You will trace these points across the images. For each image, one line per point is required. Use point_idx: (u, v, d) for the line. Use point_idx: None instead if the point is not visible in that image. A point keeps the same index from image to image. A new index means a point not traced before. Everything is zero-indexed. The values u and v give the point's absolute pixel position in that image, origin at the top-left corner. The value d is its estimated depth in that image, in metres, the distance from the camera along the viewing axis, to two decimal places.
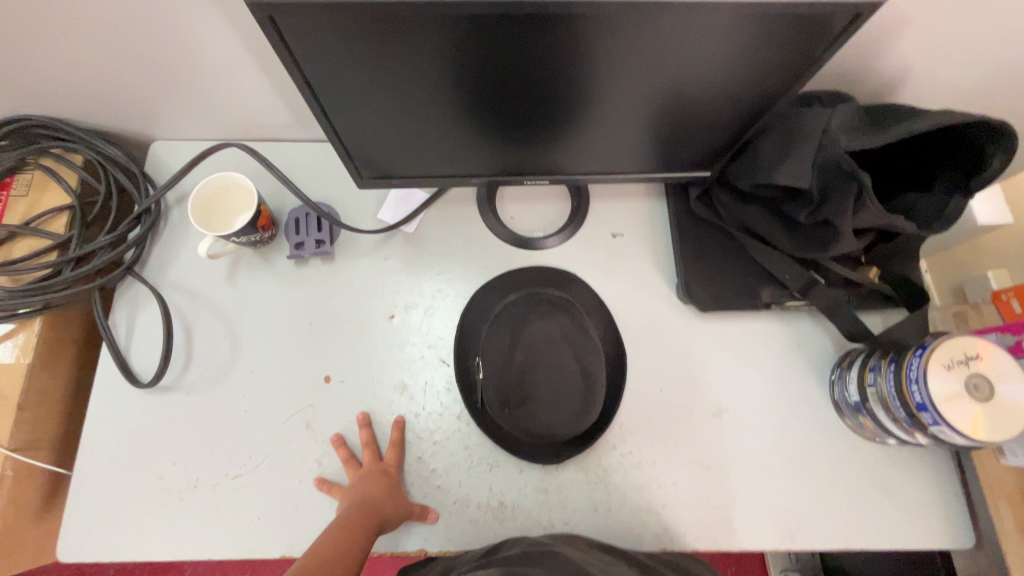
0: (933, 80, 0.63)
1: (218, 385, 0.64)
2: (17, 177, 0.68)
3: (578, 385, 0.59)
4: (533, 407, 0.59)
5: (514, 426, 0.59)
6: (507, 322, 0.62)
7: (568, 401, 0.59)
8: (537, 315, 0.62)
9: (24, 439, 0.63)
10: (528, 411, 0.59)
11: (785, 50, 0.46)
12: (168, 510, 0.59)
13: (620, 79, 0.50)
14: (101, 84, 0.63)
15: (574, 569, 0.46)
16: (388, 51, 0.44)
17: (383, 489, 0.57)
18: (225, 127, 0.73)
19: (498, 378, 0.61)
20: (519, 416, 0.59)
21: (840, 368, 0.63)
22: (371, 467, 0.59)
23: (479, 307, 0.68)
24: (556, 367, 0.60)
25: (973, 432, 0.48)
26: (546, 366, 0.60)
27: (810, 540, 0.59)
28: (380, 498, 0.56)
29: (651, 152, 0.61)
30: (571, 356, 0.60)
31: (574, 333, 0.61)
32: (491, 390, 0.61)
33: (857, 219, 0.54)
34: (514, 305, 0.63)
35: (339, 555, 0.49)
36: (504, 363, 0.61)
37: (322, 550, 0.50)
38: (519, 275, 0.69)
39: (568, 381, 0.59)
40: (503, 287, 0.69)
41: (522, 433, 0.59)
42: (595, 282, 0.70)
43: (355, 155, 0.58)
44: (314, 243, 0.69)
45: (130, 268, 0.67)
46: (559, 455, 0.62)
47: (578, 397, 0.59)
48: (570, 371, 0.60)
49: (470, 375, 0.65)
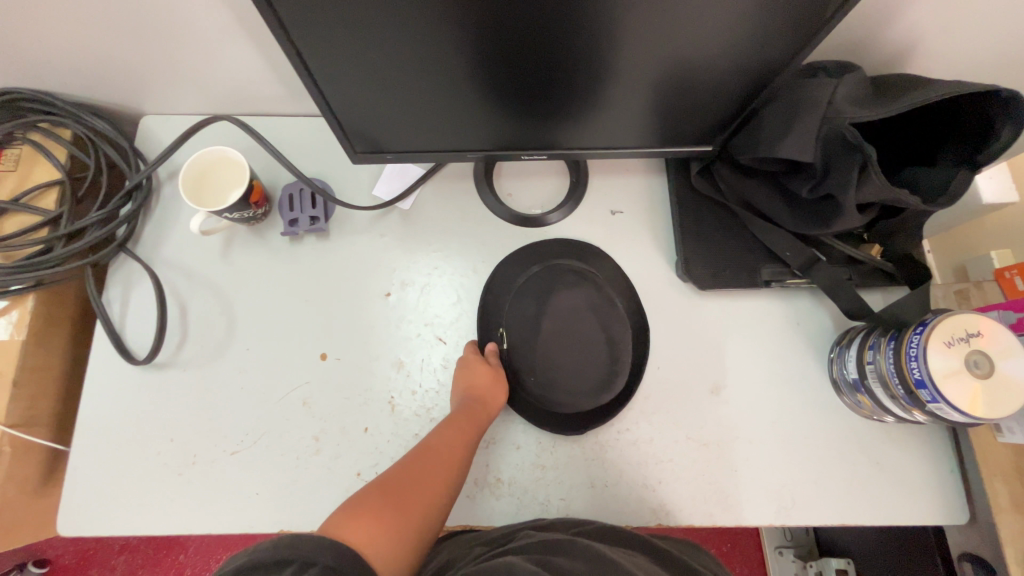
0: (941, 51, 0.61)
1: (214, 363, 0.64)
2: (5, 153, 0.66)
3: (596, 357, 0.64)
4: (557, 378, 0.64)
5: (535, 395, 0.64)
6: (532, 294, 0.66)
7: (592, 369, 0.64)
8: (564, 285, 0.67)
9: (21, 415, 0.63)
10: (547, 384, 0.64)
11: (791, 14, 0.44)
12: (168, 485, 0.59)
13: (621, 48, 0.48)
14: (85, 55, 0.61)
15: (595, 553, 0.46)
16: (381, 15, 0.42)
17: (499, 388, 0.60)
18: (216, 101, 0.72)
19: (523, 344, 0.65)
20: (540, 385, 0.64)
21: (840, 345, 0.63)
22: (482, 367, 0.61)
23: (502, 280, 0.67)
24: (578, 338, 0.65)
25: (971, 408, 0.48)
26: (571, 334, 0.65)
27: (805, 515, 0.60)
28: (483, 398, 0.59)
29: (652, 124, 0.60)
30: (596, 325, 0.65)
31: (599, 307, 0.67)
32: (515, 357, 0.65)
33: (861, 193, 0.53)
34: (538, 275, 0.67)
35: (439, 459, 0.53)
36: (530, 331, 0.65)
37: (426, 452, 0.54)
38: (535, 249, 0.69)
39: (594, 349, 0.64)
40: (522, 260, 0.68)
41: (540, 402, 0.63)
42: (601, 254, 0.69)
43: (348, 127, 0.57)
44: (308, 220, 0.68)
45: (123, 245, 0.66)
46: (581, 426, 0.62)
47: (603, 365, 0.64)
48: (595, 340, 0.65)
49: (490, 344, 0.66)
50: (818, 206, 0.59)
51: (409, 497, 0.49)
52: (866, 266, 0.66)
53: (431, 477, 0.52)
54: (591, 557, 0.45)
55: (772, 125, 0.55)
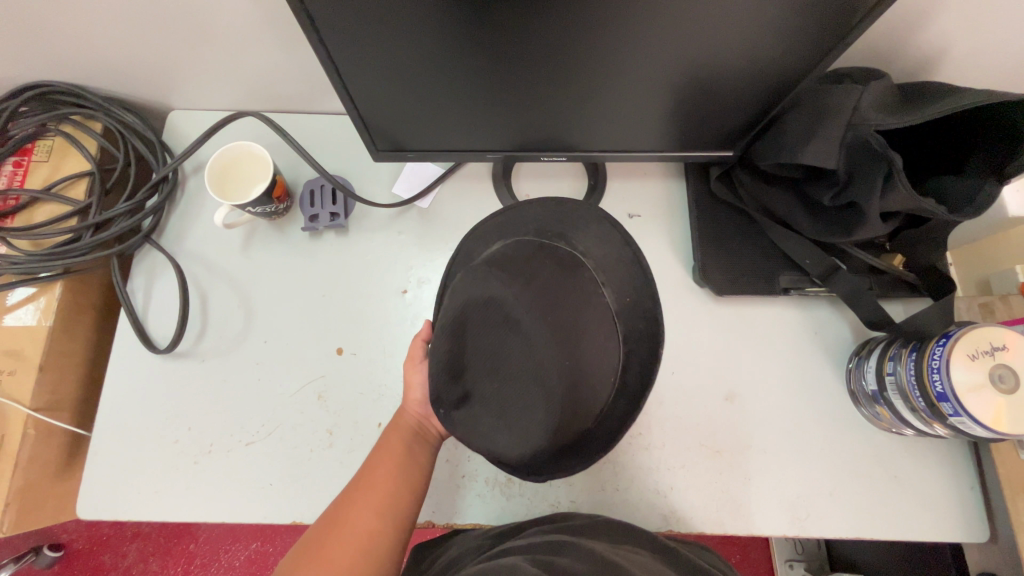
0: (970, 60, 0.60)
1: (232, 354, 0.65)
2: (38, 143, 0.68)
3: (541, 383, 0.46)
4: (508, 417, 0.46)
5: (489, 447, 0.46)
6: (484, 298, 0.48)
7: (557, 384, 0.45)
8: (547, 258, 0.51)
9: (45, 399, 0.64)
10: (500, 429, 0.46)
11: (818, 18, 0.44)
12: (183, 473, 0.60)
13: (644, 51, 0.48)
14: (117, 50, 0.63)
15: (601, 557, 0.44)
16: (407, 14, 0.43)
17: (418, 389, 0.58)
18: (243, 97, 0.73)
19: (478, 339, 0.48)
20: (489, 433, 0.46)
21: (859, 355, 0.62)
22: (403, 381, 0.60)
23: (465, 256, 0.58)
24: (523, 356, 0.46)
25: (995, 423, 0.47)
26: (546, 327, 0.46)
27: (819, 527, 0.59)
28: (403, 415, 0.58)
29: (672, 128, 0.59)
30: (575, 320, 0.48)
31: (555, 285, 0.49)
32: (449, 400, 0.47)
33: (885, 201, 0.52)
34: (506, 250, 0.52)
35: (378, 483, 0.52)
36: (491, 320, 0.48)
37: (364, 479, 0.53)
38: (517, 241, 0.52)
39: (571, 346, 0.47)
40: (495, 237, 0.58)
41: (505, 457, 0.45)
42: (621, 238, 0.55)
43: (372, 126, 0.57)
44: (328, 216, 0.69)
45: (148, 236, 0.67)
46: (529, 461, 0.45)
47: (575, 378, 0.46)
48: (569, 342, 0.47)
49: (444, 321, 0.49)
50: (840, 214, 0.58)
51: (343, 534, 0.49)
52: (887, 276, 0.65)
53: (370, 505, 0.51)
54: (597, 560, 0.44)
55: (795, 130, 0.55)
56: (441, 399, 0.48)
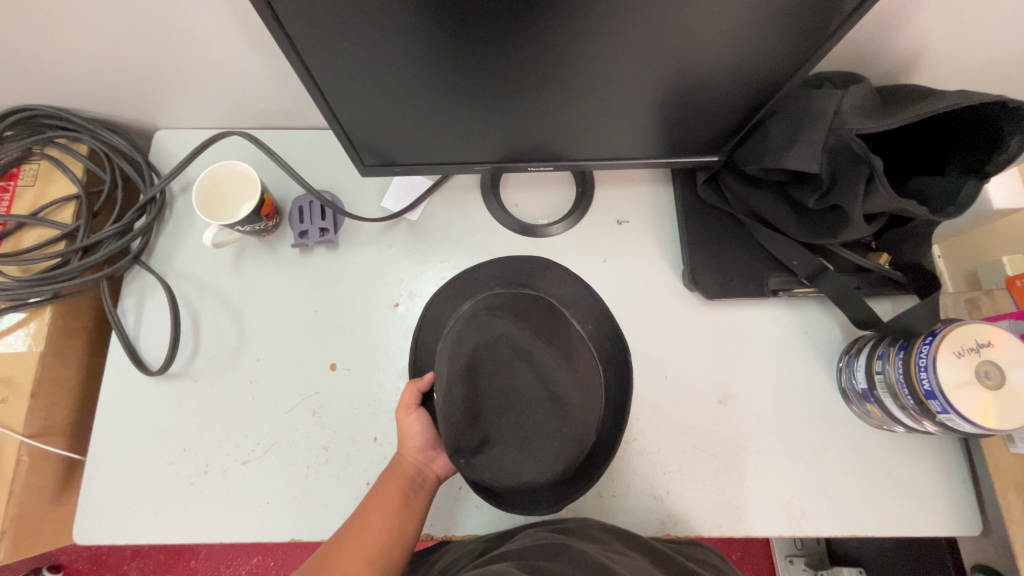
0: (949, 61, 0.61)
1: (226, 373, 0.65)
2: (23, 168, 0.68)
3: (553, 410, 0.49)
4: (531, 445, 0.49)
5: (514, 481, 0.48)
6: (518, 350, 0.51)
7: (540, 421, 0.49)
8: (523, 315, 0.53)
9: (38, 425, 0.64)
10: (525, 460, 0.48)
11: (796, 25, 0.44)
12: (180, 494, 0.60)
13: (622, 61, 0.48)
14: (100, 72, 0.63)
15: (591, 561, 0.44)
16: (385, 31, 0.43)
17: (416, 438, 0.58)
18: (228, 116, 0.73)
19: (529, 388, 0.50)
20: (517, 467, 0.48)
21: (849, 354, 0.63)
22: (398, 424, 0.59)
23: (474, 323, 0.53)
24: (526, 385, 0.50)
25: (983, 419, 0.47)
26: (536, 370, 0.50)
27: (815, 527, 0.59)
28: (401, 461, 0.57)
29: (656, 135, 0.60)
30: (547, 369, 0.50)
31: (545, 317, 0.53)
32: (468, 446, 0.49)
33: (868, 204, 0.53)
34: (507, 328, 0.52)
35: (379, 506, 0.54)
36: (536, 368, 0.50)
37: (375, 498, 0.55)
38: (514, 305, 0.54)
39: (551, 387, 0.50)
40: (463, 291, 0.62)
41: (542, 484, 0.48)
42: (588, 291, 0.60)
43: (358, 142, 0.58)
44: (318, 231, 0.68)
45: (137, 257, 0.67)
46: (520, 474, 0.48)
47: (553, 426, 0.49)
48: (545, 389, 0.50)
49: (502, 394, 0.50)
50: (825, 216, 0.59)
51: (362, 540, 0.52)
52: (874, 275, 0.65)
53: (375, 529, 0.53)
54: (586, 563, 0.44)
55: (779, 136, 0.56)
56: (460, 447, 0.49)
